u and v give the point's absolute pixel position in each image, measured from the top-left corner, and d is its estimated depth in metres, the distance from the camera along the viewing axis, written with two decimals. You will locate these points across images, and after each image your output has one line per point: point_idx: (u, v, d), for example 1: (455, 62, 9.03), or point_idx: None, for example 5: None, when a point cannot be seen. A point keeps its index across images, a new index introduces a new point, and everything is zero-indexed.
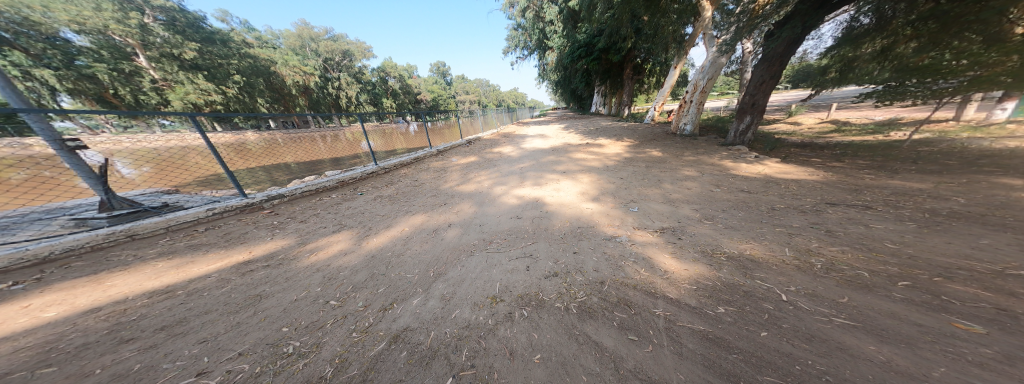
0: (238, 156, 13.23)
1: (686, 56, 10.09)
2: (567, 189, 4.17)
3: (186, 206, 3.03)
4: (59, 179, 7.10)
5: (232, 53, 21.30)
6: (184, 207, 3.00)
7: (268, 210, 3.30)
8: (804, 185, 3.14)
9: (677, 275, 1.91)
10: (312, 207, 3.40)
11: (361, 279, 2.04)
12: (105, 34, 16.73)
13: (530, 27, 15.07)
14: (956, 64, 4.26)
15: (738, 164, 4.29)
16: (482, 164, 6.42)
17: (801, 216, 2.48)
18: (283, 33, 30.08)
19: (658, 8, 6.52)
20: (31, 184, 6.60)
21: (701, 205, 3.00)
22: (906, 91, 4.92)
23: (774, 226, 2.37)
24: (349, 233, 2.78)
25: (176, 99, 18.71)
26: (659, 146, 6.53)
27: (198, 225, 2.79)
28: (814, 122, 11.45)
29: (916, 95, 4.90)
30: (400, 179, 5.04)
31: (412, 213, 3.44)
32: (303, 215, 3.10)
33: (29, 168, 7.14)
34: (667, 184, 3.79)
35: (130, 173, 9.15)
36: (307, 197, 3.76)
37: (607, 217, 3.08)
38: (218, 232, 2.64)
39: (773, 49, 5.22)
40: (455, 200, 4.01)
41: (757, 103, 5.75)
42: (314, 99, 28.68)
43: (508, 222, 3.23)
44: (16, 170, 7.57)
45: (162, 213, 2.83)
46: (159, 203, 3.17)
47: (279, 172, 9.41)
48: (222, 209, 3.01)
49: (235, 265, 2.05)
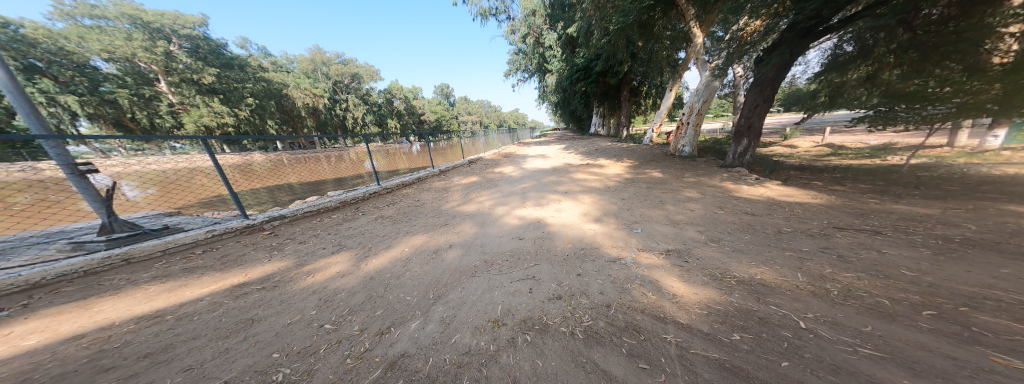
0: (244, 177, 13.53)
1: (680, 80, 10.52)
2: (569, 209, 4.15)
3: (186, 228, 3.00)
4: (65, 202, 7.25)
5: (248, 77, 22.53)
6: (185, 229, 2.97)
7: (268, 231, 3.27)
8: (808, 209, 3.12)
9: (686, 299, 1.84)
10: (313, 226, 3.38)
11: (358, 302, 1.97)
12: (130, 62, 18.11)
13: (530, 53, 15.92)
14: (940, 91, 4.34)
15: (740, 186, 4.30)
16: (484, 184, 6.46)
17: (810, 240, 2.44)
18: (296, 58, 31.80)
19: (652, 35, 7.05)
20: (37, 206, 6.69)
21: (706, 228, 2.96)
22: (897, 116, 4.95)
23: (783, 250, 2.31)
24: (349, 254, 2.74)
25: (190, 122, 19.34)
26: (659, 167, 6.61)
27: (197, 248, 2.75)
28: (810, 145, 11.69)
29: (907, 120, 4.91)
30: (402, 199, 5.06)
31: (412, 233, 3.40)
32: (303, 235, 3.07)
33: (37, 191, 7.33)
34: (669, 206, 3.78)
35: (135, 196, 9.34)
36: (309, 218, 3.75)
37: (610, 239, 3.03)
38: (215, 254, 2.59)
39: (764, 74, 5.45)
40: (457, 220, 3.99)
41: (753, 126, 5.88)
42: (321, 120, 29.54)
43: (510, 242, 3.19)
44: (24, 193, 7.70)
45: (162, 235, 2.80)
46: (160, 225, 3.14)
47: (281, 192, 9.51)
48: (222, 230, 2.98)
49: (230, 288, 1.98)
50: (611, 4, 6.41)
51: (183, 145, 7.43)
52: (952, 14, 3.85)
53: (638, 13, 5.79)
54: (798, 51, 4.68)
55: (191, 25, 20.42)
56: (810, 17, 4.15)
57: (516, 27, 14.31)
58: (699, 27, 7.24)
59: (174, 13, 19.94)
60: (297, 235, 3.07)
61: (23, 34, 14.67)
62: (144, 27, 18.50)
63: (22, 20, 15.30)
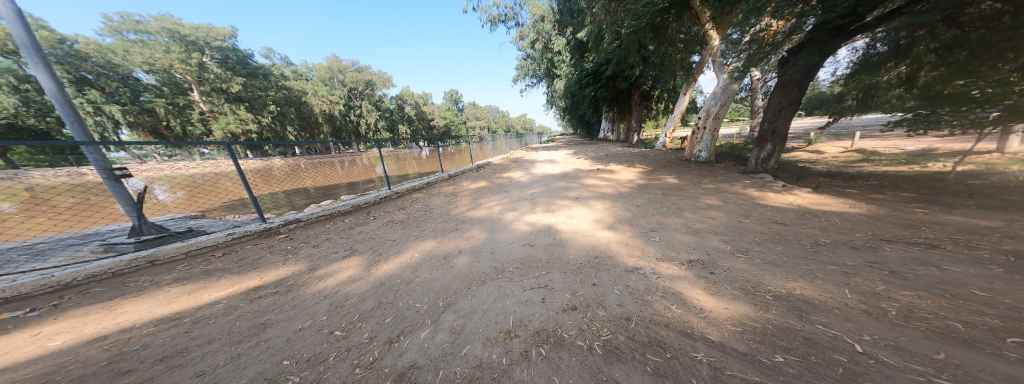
0: (263, 181, 14.17)
1: (695, 83, 10.25)
2: (581, 216, 4.04)
3: (207, 231, 3.10)
4: (104, 204, 7.80)
5: (271, 86, 23.68)
6: (206, 232, 3.07)
7: (283, 234, 3.33)
8: (845, 219, 2.90)
9: (716, 314, 1.72)
10: (326, 229, 3.44)
11: (368, 308, 1.95)
12: (168, 73, 19.56)
13: (538, 58, 15.98)
14: (987, 93, 4.14)
15: (765, 193, 4.07)
16: (493, 189, 6.44)
17: (854, 253, 2.24)
18: (315, 67, 33.33)
19: (665, 38, 6.87)
20: (76, 209, 7.18)
21: (732, 237, 2.78)
22: (941, 119, 4.79)
23: (823, 264, 2.13)
24: (360, 258, 2.74)
25: (218, 129, 20.62)
26: (674, 173, 6.38)
27: (217, 250, 2.83)
28: (837, 150, 11.08)
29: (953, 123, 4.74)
30: (412, 203, 5.09)
31: (423, 238, 3.39)
32: (316, 239, 3.10)
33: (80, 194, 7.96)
34: (688, 213, 3.61)
35: (165, 199, 9.96)
36: (322, 222, 3.81)
37: (626, 247, 2.91)
38: (233, 256, 2.64)
39: (789, 76, 5.20)
40: (466, 225, 3.95)
41: (778, 130, 5.59)
42: (337, 126, 30.72)
43: (520, 249, 3.11)
44: (68, 196, 8.35)
45: (185, 238, 2.90)
46: (185, 228, 3.25)
47: (298, 196, 9.87)
48: (241, 233, 3.06)
49: (246, 292, 2.00)
50: (623, 7, 6.34)
51: (210, 151, 7.87)
52: (1003, 10, 3.52)
53: (651, 15, 5.68)
54: (828, 51, 4.42)
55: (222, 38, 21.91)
56: (840, 15, 3.91)
57: (525, 33, 14.41)
58: (715, 30, 7.05)
59: (207, 26, 21.41)
60: (313, 238, 3.13)
61: (76, 49, 16.20)
62: (181, 40, 19.98)
63: (78, 37, 17.00)
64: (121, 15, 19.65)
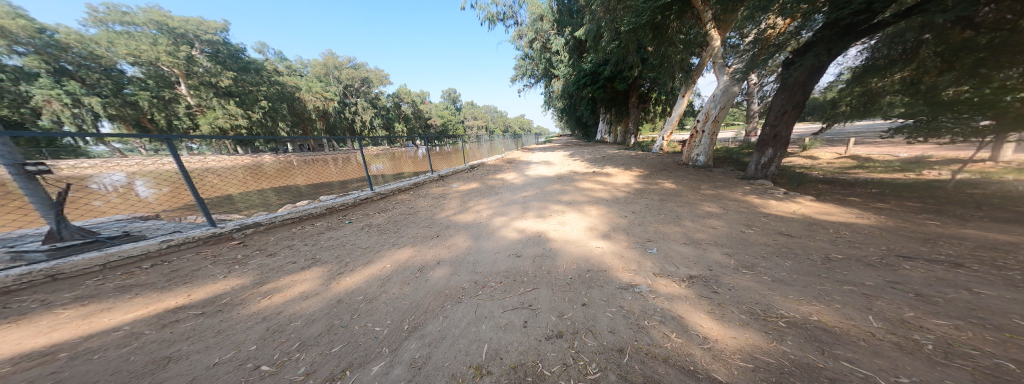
0: (251, 178, 13.73)
1: (694, 85, 10.10)
2: (573, 223, 3.76)
3: (144, 237, 2.71)
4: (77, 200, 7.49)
5: (263, 81, 23.11)
6: (143, 237, 2.69)
7: (236, 241, 2.96)
8: (857, 230, 2.60)
9: (722, 345, 1.44)
10: (289, 235, 3.10)
11: (314, 333, 1.65)
12: (155, 66, 18.93)
13: (536, 58, 15.72)
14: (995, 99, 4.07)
15: (767, 201, 3.84)
16: (484, 191, 6.15)
17: (871, 271, 1.90)
18: (309, 62, 32.67)
19: (665, 38, 6.67)
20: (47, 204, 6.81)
21: (734, 249, 2.50)
22: (942, 127, 4.76)
23: (839, 282, 1.79)
24: (321, 269, 2.42)
25: (205, 124, 19.90)
26: (671, 177, 6.16)
27: (147, 260, 2.44)
28: (832, 156, 11.10)
29: (954, 131, 4.70)
30: (395, 206, 4.76)
31: (399, 246, 3.08)
32: (275, 246, 2.76)
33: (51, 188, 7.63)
34: (687, 221, 3.36)
35: (149, 194, 9.67)
36: (286, 226, 3.44)
37: (621, 260, 2.64)
38: (165, 267, 2.27)
39: (794, 77, 4.98)
40: (450, 231, 3.66)
41: (780, 134, 5.39)
42: (330, 123, 30.09)
43: (506, 260, 2.82)
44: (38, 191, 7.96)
45: (112, 245, 2.51)
46: (118, 232, 2.85)
47: (284, 194, 9.47)
48: (182, 240, 2.68)
49: (161, 315, 1.67)
50: (622, 5, 6.13)
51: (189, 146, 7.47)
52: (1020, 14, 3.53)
53: (651, 12, 5.45)
54: (838, 51, 4.18)
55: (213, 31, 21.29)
56: (856, 10, 3.56)
57: (523, 32, 14.14)
58: (716, 30, 6.76)
59: (197, 19, 20.83)
60: (272, 245, 2.80)
61: (56, 39, 15.81)
62: (169, 32, 19.38)
63: (58, 26, 16.51)
64: (105, 4, 19.01)
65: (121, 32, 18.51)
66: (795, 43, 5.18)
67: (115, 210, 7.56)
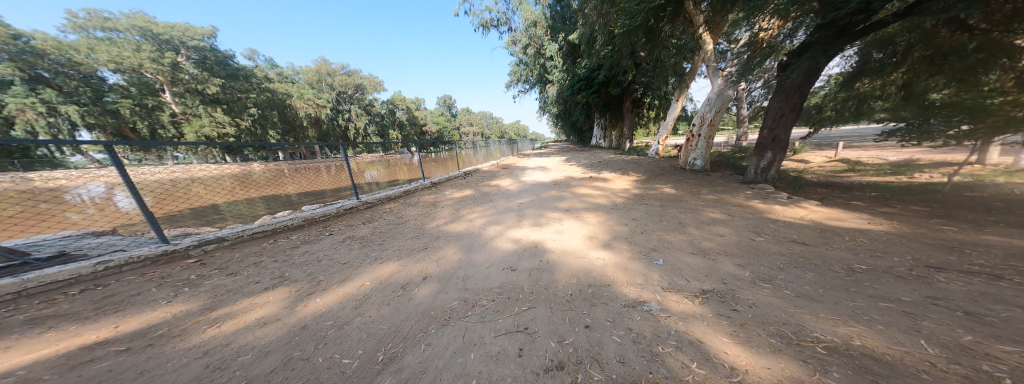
0: (240, 187, 13.37)
1: (687, 89, 10.17)
2: (571, 231, 3.54)
3: (83, 256, 2.36)
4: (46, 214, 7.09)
5: (252, 88, 22.74)
6: (81, 257, 2.34)
7: (194, 258, 2.63)
8: (873, 237, 2.42)
9: (754, 377, 1.18)
10: (256, 251, 2.80)
11: (264, 370, 1.36)
12: (138, 73, 18.45)
13: (530, 63, 15.81)
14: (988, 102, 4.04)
15: (772, 206, 3.68)
16: (478, 198, 5.91)
17: (905, 284, 1.68)
18: (302, 69, 32.41)
19: (658, 42, 6.69)
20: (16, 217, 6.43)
21: (747, 260, 2.28)
22: (933, 130, 4.73)
23: (872, 298, 1.55)
24: (287, 289, 2.13)
25: (191, 132, 19.33)
26: (670, 182, 6.04)
27: (77, 285, 2.01)
28: (823, 160, 11.24)
29: (945, 134, 4.67)
30: (383, 216, 4.48)
31: (382, 260, 2.79)
32: (238, 264, 2.45)
33: (17, 202, 7.20)
34: (692, 229, 3.16)
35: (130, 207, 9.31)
36: (256, 241, 3.12)
37: (624, 273, 2.41)
38: (99, 291, 1.95)
39: (791, 80, 4.95)
40: (440, 242, 3.38)
41: (779, 138, 5.32)
42: (323, 131, 29.71)
43: (499, 275, 2.57)
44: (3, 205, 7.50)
45: (40, 266, 2.16)
46: (54, 251, 2.47)
47: (271, 204, 9.12)
48: (128, 259, 2.35)
49: (72, 353, 1.36)
50: (615, 8, 6.14)
51: (171, 155, 7.16)
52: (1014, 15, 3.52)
53: (645, 14, 5.41)
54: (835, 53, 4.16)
55: (199, 37, 20.88)
56: (853, 10, 3.49)
57: (517, 38, 14.24)
58: (709, 33, 6.80)
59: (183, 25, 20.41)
60: (236, 262, 2.50)
61: (32, 46, 15.41)
62: (153, 38, 18.83)
63: (35, 32, 16.21)
64: (87, 11, 18.66)
65: (104, 39, 18.10)
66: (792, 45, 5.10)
67: (88, 222, 7.13)
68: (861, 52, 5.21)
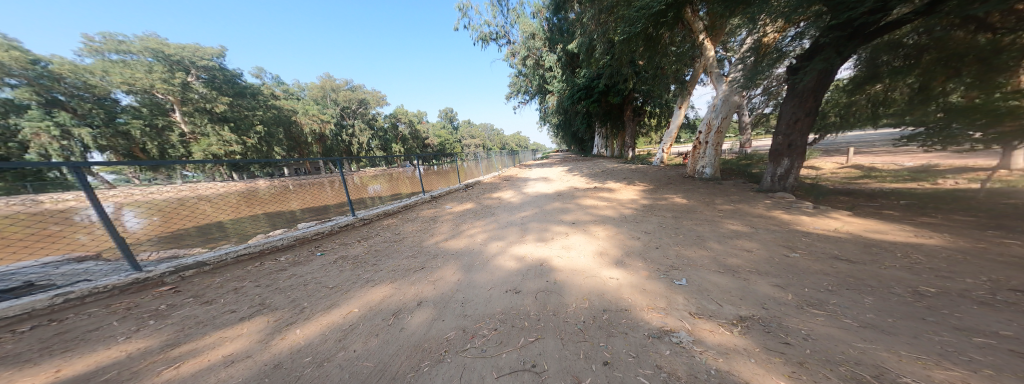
0: (242, 204, 13.47)
1: (690, 96, 10.08)
2: (579, 247, 3.28)
3: (46, 286, 2.14)
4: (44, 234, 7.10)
5: (258, 106, 23.45)
6: (43, 287, 2.12)
7: (170, 285, 2.41)
8: (928, 253, 2.13)
9: None
10: (238, 275, 2.59)
11: None
12: (150, 94, 19.21)
13: (530, 75, 16.06)
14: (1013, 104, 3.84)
15: (798, 217, 3.40)
16: (479, 212, 5.69)
17: (994, 313, 1.40)
18: (308, 86, 33.52)
19: (657, 50, 6.70)
20: (15, 238, 6.40)
21: (786, 281, 2.01)
22: (956, 134, 4.52)
23: (963, 331, 1.27)
24: (265, 318, 1.89)
25: (198, 151, 19.87)
26: (680, 191, 5.78)
27: (29, 321, 1.76)
28: (835, 166, 10.92)
29: (970, 138, 4.44)
30: (379, 232, 4.28)
31: (375, 282, 2.55)
32: (217, 291, 2.23)
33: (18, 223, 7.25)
34: (713, 243, 2.90)
35: (137, 226, 9.46)
36: (242, 264, 2.90)
37: (643, 295, 2.14)
38: (51, 326, 1.72)
39: (803, 85, 4.78)
40: (438, 262, 3.13)
41: (795, 143, 5.09)
42: (327, 146, 30.35)
43: (501, 299, 2.30)
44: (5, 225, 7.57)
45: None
46: (16, 281, 2.24)
47: (270, 221, 9.04)
48: (94, 288, 2.12)
49: None
50: (614, 16, 6.18)
51: (176, 174, 7.32)
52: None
53: (645, 21, 5.34)
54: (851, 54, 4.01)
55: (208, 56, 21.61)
56: (869, 9, 3.35)
57: (517, 50, 14.53)
58: (710, 39, 6.80)
59: (194, 46, 21.26)
60: (214, 289, 2.28)
61: (50, 70, 16.17)
62: (165, 60, 19.69)
63: (53, 56, 17.00)
64: (102, 34, 19.70)
65: (117, 60, 19.04)
66: (800, 49, 4.98)
67: (86, 240, 7.05)
68: (866, 58, 5.12)
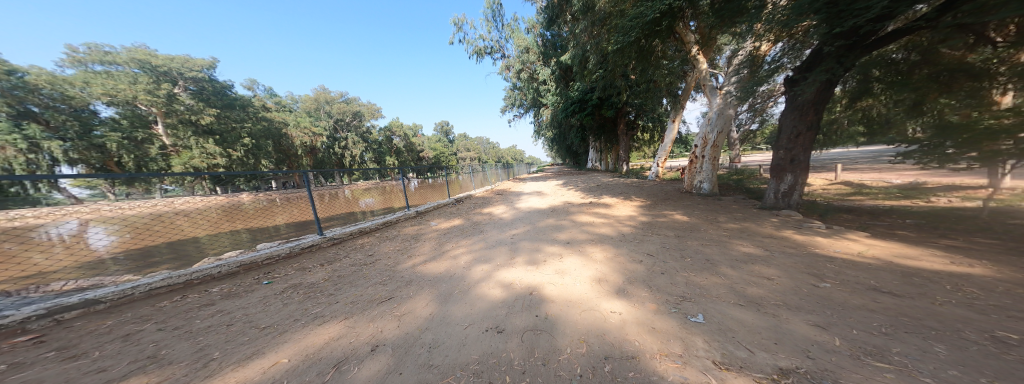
0: (219, 219, 12.77)
1: (682, 111, 10.18)
2: (574, 271, 2.88)
3: None
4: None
5: (247, 118, 23.09)
6: None
7: (47, 329, 1.86)
8: (983, 286, 1.83)
9: None
10: (144, 316, 2.07)
11: None
12: (132, 106, 18.73)
13: (524, 88, 16.25)
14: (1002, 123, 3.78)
15: (813, 238, 3.12)
16: (466, 230, 5.23)
17: None
18: (302, 99, 33.45)
19: (649, 62, 6.75)
20: None
21: (828, 320, 1.66)
22: (946, 153, 4.41)
23: None
24: (143, 380, 1.38)
25: (178, 163, 19.20)
26: (679, 208, 5.51)
27: None
28: (825, 183, 11.03)
29: (960, 157, 4.33)
30: (349, 254, 3.80)
31: (323, 320, 2.06)
32: (102, 340, 1.71)
33: None
34: (728, 269, 2.55)
35: (100, 242, 8.83)
36: (161, 300, 2.36)
37: (654, 337, 1.72)
38: None
39: (804, 97, 4.69)
40: (409, 290, 2.66)
41: (798, 158, 4.94)
42: (318, 159, 29.91)
43: (478, 341, 1.84)
44: None
45: None
46: None
47: (241, 238, 8.37)
48: None
49: None
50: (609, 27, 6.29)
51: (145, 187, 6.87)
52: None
53: (639, 30, 5.31)
54: (852, 64, 3.96)
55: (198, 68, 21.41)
56: (875, 17, 3.23)
57: (511, 64, 14.86)
58: (702, 52, 6.89)
59: (184, 58, 21.08)
60: (95, 337, 1.76)
61: (26, 81, 15.69)
62: (152, 71, 19.39)
63: (30, 67, 16.55)
64: (88, 45, 19.44)
65: (101, 71, 18.77)
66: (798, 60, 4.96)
67: (27, 264, 6.36)
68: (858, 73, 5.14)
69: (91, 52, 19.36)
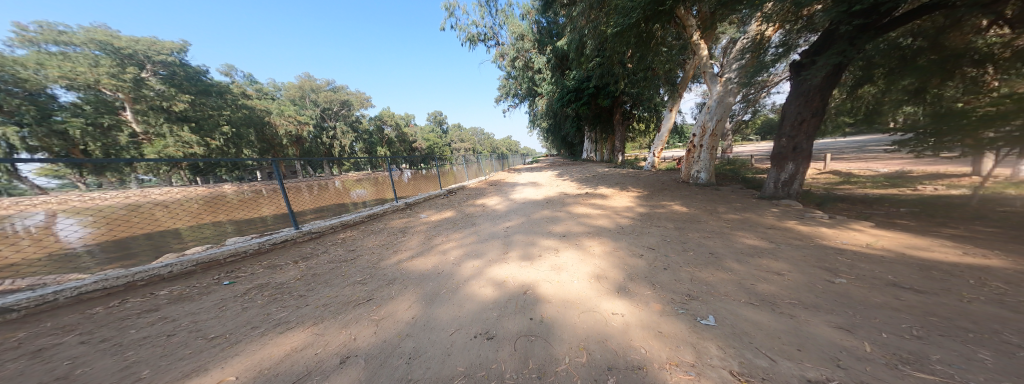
0: (200, 210, 12.13)
1: (680, 99, 9.97)
2: (571, 267, 2.69)
3: None
4: None
5: (225, 105, 21.77)
6: None
7: None
8: (1006, 280, 1.71)
9: None
10: (67, 327, 1.76)
11: None
12: (96, 90, 17.33)
13: (518, 77, 15.67)
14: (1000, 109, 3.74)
15: (818, 228, 3.01)
16: (458, 222, 4.98)
17: None
18: (285, 86, 31.76)
19: (648, 48, 6.39)
20: None
21: (852, 321, 1.50)
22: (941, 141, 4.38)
23: None
24: None
25: (152, 152, 18.06)
26: (677, 198, 5.38)
27: None
28: (815, 172, 11.17)
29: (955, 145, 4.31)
30: (329, 249, 3.51)
31: (287, 327, 1.81)
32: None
33: None
34: (734, 263, 2.40)
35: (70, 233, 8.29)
36: (96, 306, 2.05)
37: (661, 342, 1.53)
38: None
39: (811, 82, 4.53)
40: (390, 290, 2.43)
41: (800, 147, 4.83)
42: (305, 149, 28.75)
43: (465, 349, 1.62)
44: None
45: None
46: None
47: (221, 230, 7.91)
48: None
49: None
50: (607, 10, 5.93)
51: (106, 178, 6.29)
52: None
53: (641, 10, 4.93)
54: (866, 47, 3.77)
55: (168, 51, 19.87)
56: None
57: (506, 51, 14.33)
58: (702, 38, 6.71)
59: (151, 40, 19.51)
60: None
61: None
62: (115, 54, 17.93)
63: None
64: (40, 23, 17.67)
65: (56, 52, 17.12)
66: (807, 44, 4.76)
67: None
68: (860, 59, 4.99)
69: (44, 31, 17.62)
